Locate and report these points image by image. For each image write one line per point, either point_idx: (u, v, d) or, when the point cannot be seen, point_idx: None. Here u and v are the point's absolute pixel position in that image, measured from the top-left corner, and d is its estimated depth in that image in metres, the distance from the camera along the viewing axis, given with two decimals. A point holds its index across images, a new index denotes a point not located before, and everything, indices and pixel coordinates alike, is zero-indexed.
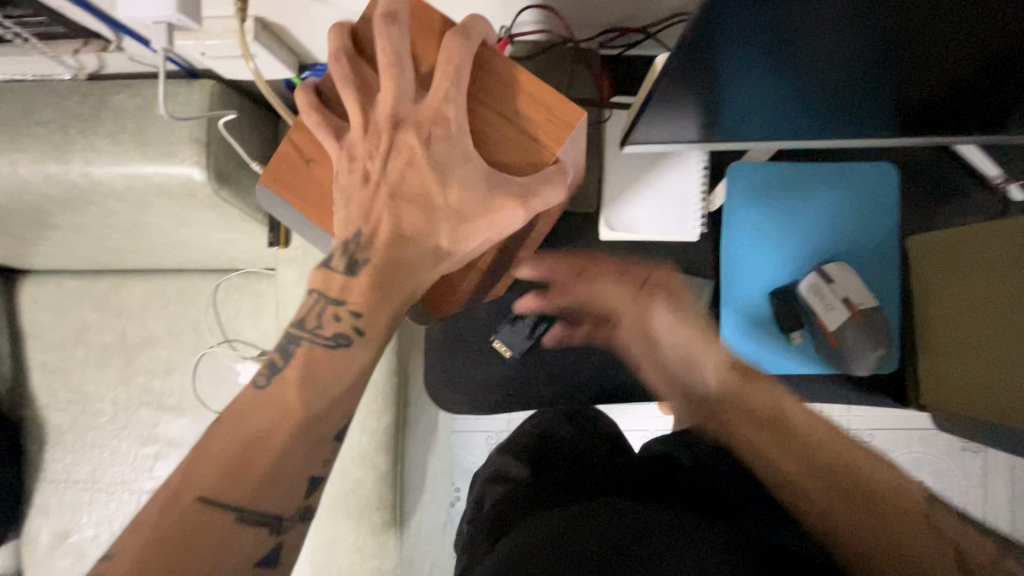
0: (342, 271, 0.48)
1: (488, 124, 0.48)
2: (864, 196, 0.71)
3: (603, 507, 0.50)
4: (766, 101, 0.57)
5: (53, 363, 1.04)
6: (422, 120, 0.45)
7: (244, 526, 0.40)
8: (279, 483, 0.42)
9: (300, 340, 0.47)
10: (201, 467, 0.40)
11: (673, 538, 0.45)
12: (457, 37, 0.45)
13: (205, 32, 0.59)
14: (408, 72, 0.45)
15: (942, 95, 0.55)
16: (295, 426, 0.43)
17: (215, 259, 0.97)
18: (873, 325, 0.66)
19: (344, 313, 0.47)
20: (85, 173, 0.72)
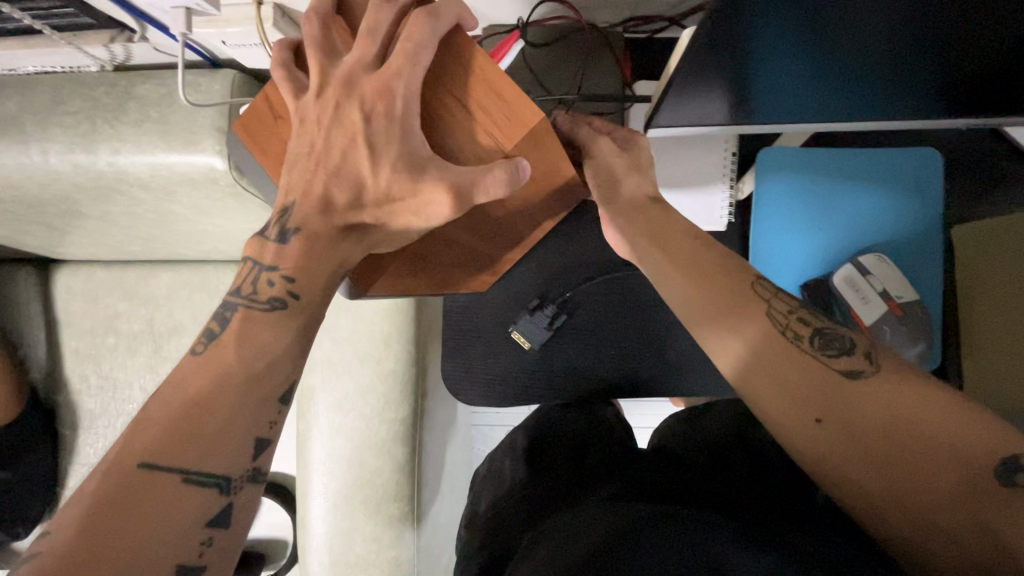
0: (275, 239, 0.45)
1: (445, 112, 0.43)
2: (904, 181, 0.67)
3: (605, 506, 0.44)
4: (797, 79, 0.54)
5: (85, 349, 1.07)
6: (367, 93, 0.40)
7: (194, 488, 0.36)
8: (229, 446, 0.38)
9: (236, 306, 0.45)
10: (145, 434, 0.37)
11: (684, 517, 0.40)
12: (425, 15, 0.38)
13: (225, 20, 0.59)
14: (377, 44, 0.41)
15: (982, 75, 0.52)
16: (241, 387, 0.40)
17: (238, 249, 0.98)
18: (914, 321, 0.63)
19: (278, 279, 0.45)
20: (112, 163, 0.73)
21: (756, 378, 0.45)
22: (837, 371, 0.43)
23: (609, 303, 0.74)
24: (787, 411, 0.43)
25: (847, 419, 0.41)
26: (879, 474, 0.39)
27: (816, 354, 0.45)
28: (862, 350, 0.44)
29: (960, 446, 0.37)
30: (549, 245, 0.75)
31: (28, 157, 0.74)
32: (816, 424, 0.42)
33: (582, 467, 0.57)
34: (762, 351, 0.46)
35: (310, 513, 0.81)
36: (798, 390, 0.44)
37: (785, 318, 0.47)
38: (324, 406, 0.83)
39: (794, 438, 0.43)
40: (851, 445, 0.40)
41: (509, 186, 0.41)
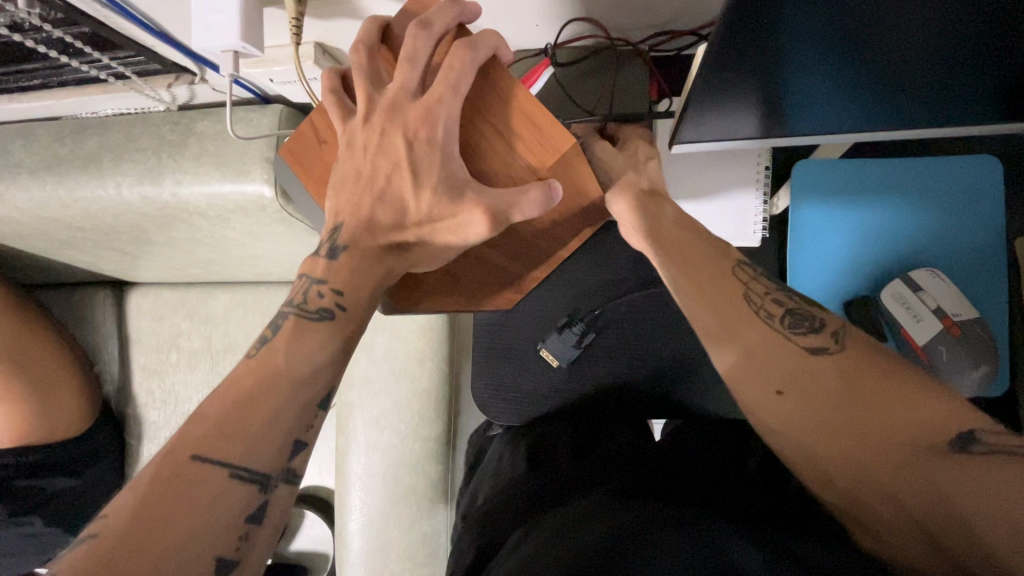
0: (325, 255, 0.48)
1: (482, 137, 0.44)
2: (957, 190, 0.63)
3: (608, 507, 0.45)
4: (835, 88, 0.53)
5: (152, 365, 1.15)
6: (410, 120, 0.43)
7: (238, 483, 0.37)
8: (269, 439, 0.39)
9: (288, 314, 0.46)
10: (193, 429, 0.38)
11: (688, 513, 0.42)
12: (466, 47, 0.40)
13: (273, 60, 0.64)
14: (418, 74, 0.43)
15: None
16: (285, 387, 0.41)
17: (285, 271, 1.04)
18: (976, 341, 0.57)
19: (326, 290, 0.46)
20: (175, 193, 0.80)
21: (740, 365, 0.45)
22: (803, 347, 0.44)
23: (642, 322, 0.73)
24: (750, 386, 0.44)
25: (811, 395, 0.42)
26: (836, 447, 0.40)
27: (785, 331, 0.45)
28: (829, 331, 0.45)
29: (917, 423, 0.38)
30: (580, 263, 0.75)
31: (105, 190, 0.82)
32: (776, 395, 0.43)
33: (582, 465, 0.59)
34: (736, 328, 0.46)
35: (348, 527, 0.83)
36: (762, 366, 0.44)
37: (759, 297, 0.48)
38: (362, 423, 0.85)
39: (760, 413, 0.44)
40: (810, 418, 0.41)
41: (542, 208, 0.43)
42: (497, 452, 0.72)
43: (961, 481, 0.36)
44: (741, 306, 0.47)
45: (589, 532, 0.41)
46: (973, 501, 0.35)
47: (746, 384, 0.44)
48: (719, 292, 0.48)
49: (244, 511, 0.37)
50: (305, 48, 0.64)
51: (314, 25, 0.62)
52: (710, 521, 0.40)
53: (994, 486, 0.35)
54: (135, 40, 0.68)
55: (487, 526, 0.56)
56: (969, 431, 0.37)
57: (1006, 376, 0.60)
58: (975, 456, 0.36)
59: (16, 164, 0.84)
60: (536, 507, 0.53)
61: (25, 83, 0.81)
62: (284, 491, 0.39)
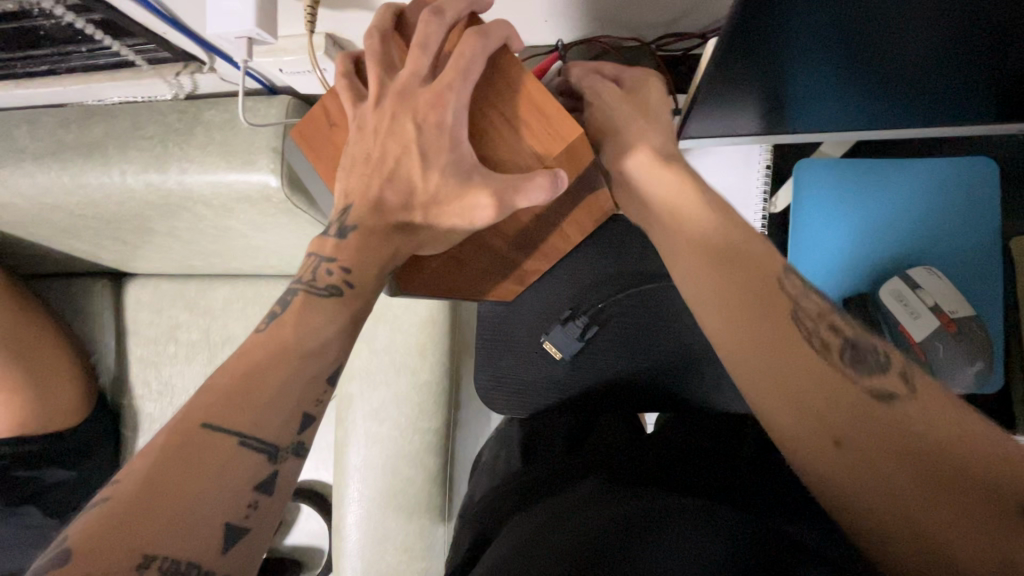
0: (334, 234, 0.48)
1: (490, 124, 0.45)
2: (951, 192, 0.64)
3: (610, 495, 0.46)
4: (833, 86, 0.54)
5: (149, 356, 1.15)
6: (421, 105, 0.43)
7: (246, 452, 0.37)
8: (276, 410, 0.39)
9: (297, 291, 0.46)
10: (202, 400, 0.38)
11: (701, 505, 0.42)
12: (477, 35, 0.42)
13: (282, 49, 0.64)
14: (429, 59, 0.44)
15: None
16: (291, 359, 0.41)
17: (287, 263, 1.04)
18: (972, 337, 0.58)
19: (335, 268, 0.47)
20: (180, 181, 0.80)
21: (769, 386, 0.40)
22: (867, 391, 0.38)
23: (640, 315, 0.74)
24: (802, 432, 0.38)
25: (869, 443, 0.36)
26: (894, 509, 0.34)
27: (843, 365, 0.40)
28: (899, 371, 0.39)
29: (995, 486, 0.32)
30: (582, 256, 0.75)
31: (109, 177, 0.82)
32: (833, 445, 0.37)
33: (576, 457, 0.60)
34: (788, 365, 0.40)
35: (345, 520, 0.83)
36: (815, 410, 0.38)
37: (812, 321, 0.43)
38: (361, 415, 0.85)
39: (806, 453, 0.38)
40: (879, 471, 0.35)
41: (549, 192, 0.43)
42: (493, 448, 0.72)
43: None
44: (790, 332, 0.42)
45: (596, 522, 0.41)
46: None
47: (796, 430, 0.38)
48: (767, 313, 0.43)
49: (253, 478, 0.37)
50: (316, 38, 0.64)
51: (326, 15, 0.62)
52: (731, 511, 0.41)
53: None
54: (146, 27, 0.68)
55: (487, 514, 0.57)
56: None
57: (1000, 373, 0.61)
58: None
59: (21, 150, 0.84)
60: (536, 496, 0.54)
61: (32, 69, 0.82)
62: (292, 463, 0.39)
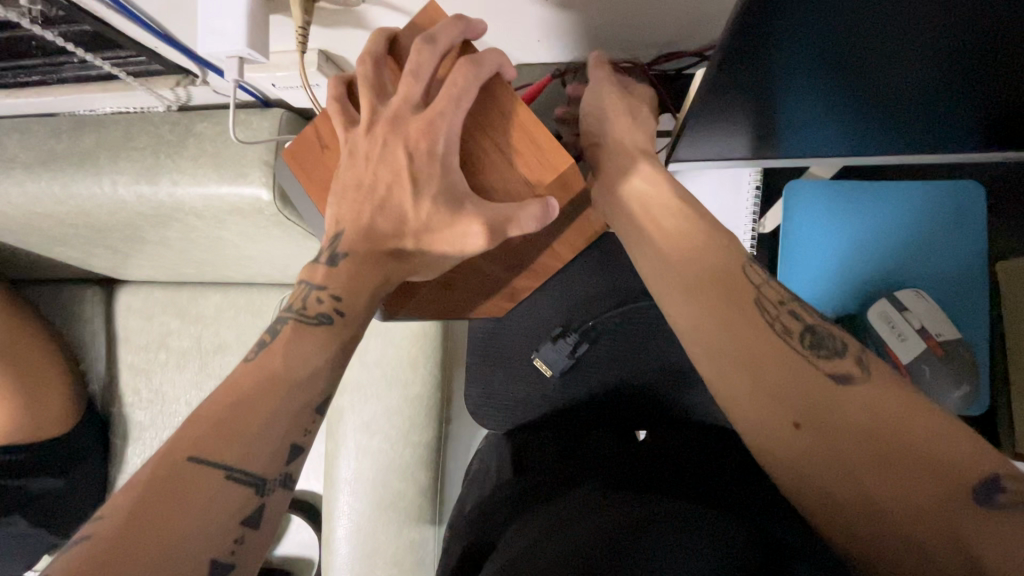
0: (326, 261, 0.48)
1: (482, 152, 0.45)
2: (938, 215, 0.65)
3: (596, 505, 0.46)
4: (823, 111, 0.54)
5: (140, 364, 1.14)
6: (412, 132, 0.44)
7: (233, 485, 0.36)
8: (265, 442, 0.39)
9: (288, 318, 0.46)
10: (191, 431, 0.38)
11: (686, 511, 0.43)
12: (470, 63, 0.42)
13: (275, 66, 0.64)
14: (421, 87, 0.44)
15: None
16: (281, 388, 0.41)
17: (279, 273, 1.04)
18: (958, 360, 0.59)
19: (326, 296, 0.47)
20: (171, 193, 0.80)
21: (737, 384, 0.43)
22: (825, 372, 0.42)
23: (629, 334, 0.74)
24: (765, 416, 0.41)
25: (828, 428, 0.39)
26: (849, 484, 0.37)
27: (806, 353, 0.43)
28: (854, 355, 0.42)
29: (938, 460, 0.35)
30: (574, 273, 0.76)
31: (99, 187, 0.81)
32: (794, 428, 0.40)
33: (565, 469, 0.60)
34: (755, 353, 0.43)
35: (334, 533, 0.83)
36: (780, 393, 0.42)
37: (775, 308, 0.45)
38: (352, 428, 0.85)
39: (769, 442, 0.41)
40: (829, 453, 0.38)
41: (541, 222, 0.43)
42: (482, 461, 0.72)
43: (989, 539, 0.32)
44: (754, 320, 0.45)
45: (582, 532, 0.41)
46: (996, 549, 0.32)
47: (762, 416, 0.41)
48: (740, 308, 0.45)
49: (240, 511, 0.36)
50: (308, 55, 0.65)
51: (318, 33, 0.62)
52: (717, 516, 0.42)
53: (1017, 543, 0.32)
54: (136, 41, 0.68)
55: (475, 528, 0.57)
56: (994, 479, 0.34)
57: (986, 396, 0.62)
58: (1001, 507, 0.33)
59: (10, 158, 0.83)
60: (525, 501, 0.55)
61: (22, 79, 0.81)
62: (280, 495, 0.39)
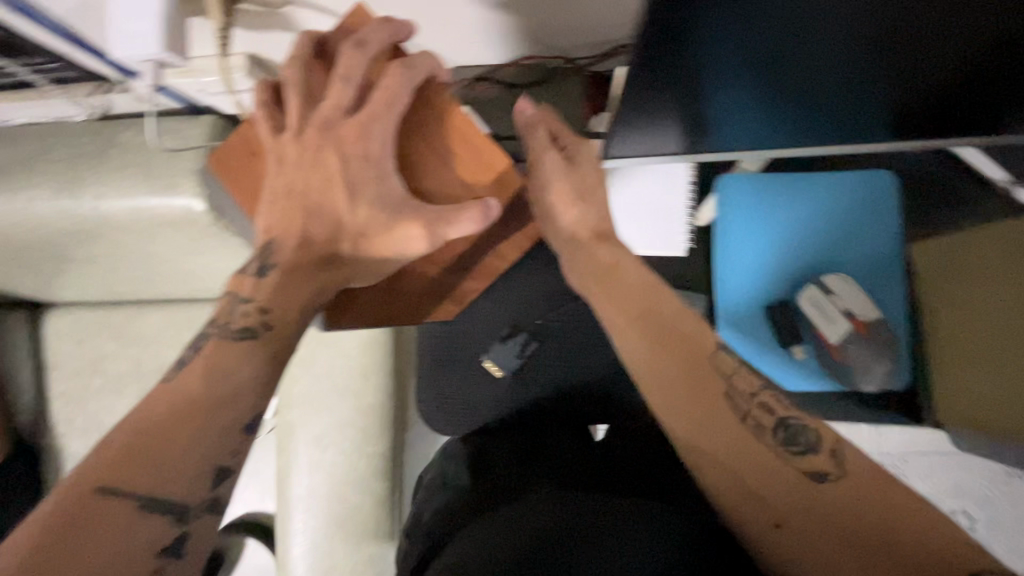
0: (252, 273, 0.46)
1: (419, 157, 0.46)
2: (858, 204, 0.69)
3: (555, 497, 0.51)
4: (749, 105, 0.57)
5: (72, 392, 1.07)
6: (345, 136, 0.44)
7: (149, 516, 0.35)
8: (183, 467, 0.37)
9: (210, 335, 0.44)
10: (98, 459, 0.35)
11: (630, 502, 0.50)
12: (402, 67, 0.44)
13: (197, 70, 0.62)
14: (352, 90, 0.44)
15: (928, 91, 0.53)
16: (198, 410, 0.39)
17: (222, 288, 1.00)
18: (880, 340, 0.63)
19: (253, 309, 0.44)
20: (94, 207, 0.75)
21: (712, 475, 0.46)
22: (801, 471, 0.44)
23: (579, 332, 0.75)
24: (750, 514, 0.43)
25: (803, 528, 0.42)
26: (827, 572, 0.40)
27: (779, 449, 0.46)
28: (827, 449, 0.45)
29: (898, 535, 0.40)
30: (522, 273, 0.76)
31: (13, 204, 0.76)
32: (776, 528, 0.42)
33: (521, 472, 0.60)
34: (737, 461, 0.46)
35: (290, 553, 0.80)
36: (765, 497, 0.44)
37: (745, 402, 0.48)
38: (303, 443, 0.82)
39: (754, 537, 0.43)
40: (815, 552, 0.41)
41: (481, 224, 0.43)
42: (439, 470, 0.70)
43: None
44: (728, 413, 0.48)
45: (549, 521, 0.46)
46: None
47: (745, 511, 0.44)
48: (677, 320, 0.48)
49: (160, 539, 0.35)
50: (233, 60, 0.61)
51: (243, 35, 0.60)
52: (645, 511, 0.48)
53: None
54: (47, 47, 0.64)
55: (434, 535, 0.56)
56: (950, 563, 0.39)
57: (908, 371, 0.65)
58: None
59: None
60: (482, 507, 0.55)
61: None
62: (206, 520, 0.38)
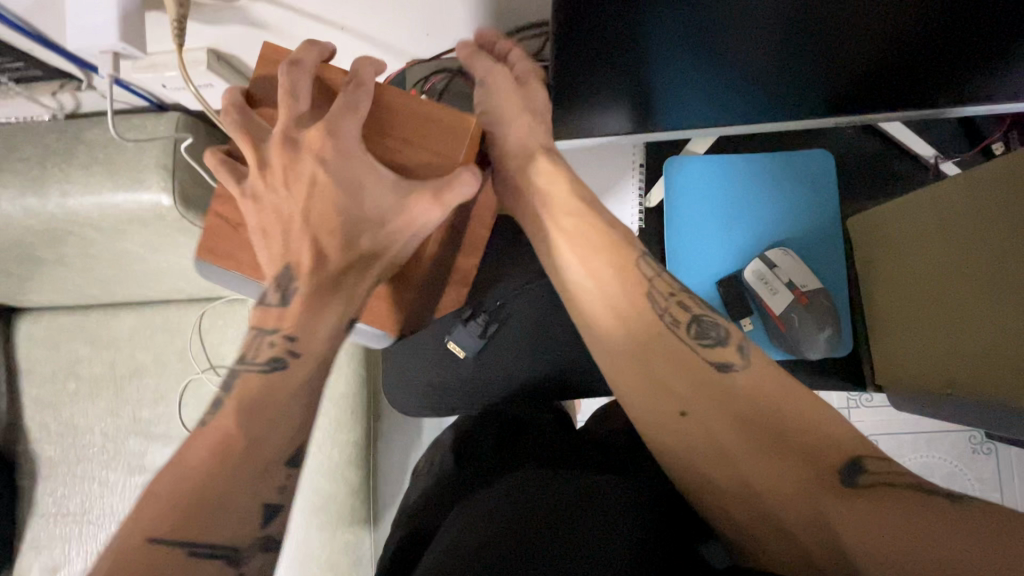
0: (275, 302, 0.44)
1: (390, 149, 0.47)
2: (799, 183, 0.72)
3: (523, 484, 0.48)
4: (683, 49, 0.61)
5: (47, 396, 1.07)
6: (310, 142, 0.43)
7: (199, 561, 0.34)
8: (229, 509, 0.36)
9: (239, 372, 0.43)
10: (147, 510, 0.35)
11: (601, 489, 0.46)
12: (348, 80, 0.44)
13: (159, 64, 0.64)
14: (302, 104, 0.45)
15: (848, 20, 0.58)
16: (237, 452, 0.38)
17: (195, 286, 1.01)
18: (819, 307, 0.66)
19: (279, 339, 0.43)
20: (62, 204, 0.76)
21: (631, 372, 0.47)
22: (709, 364, 0.46)
23: (545, 312, 0.76)
24: (657, 403, 0.46)
25: (710, 417, 0.44)
26: (730, 471, 0.42)
27: (692, 342, 0.47)
28: (735, 342, 0.47)
29: (809, 447, 0.41)
30: (485, 260, 0.78)
31: None
32: (681, 416, 0.45)
33: (495, 455, 0.62)
34: (653, 361, 0.47)
35: None
36: (670, 385, 0.46)
37: (665, 301, 0.49)
38: None
39: (662, 434, 0.46)
40: (715, 438, 0.43)
41: (476, 184, 0.44)
42: (430, 458, 0.69)
43: (850, 518, 0.36)
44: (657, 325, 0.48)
45: (517, 522, 0.42)
46: (858, 535, 0.35)
47: (653, 412, 0.46)
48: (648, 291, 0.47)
49: None
50: (194, 53, 0.65)
51: (202, 29, 0.62)
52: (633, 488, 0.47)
53: (881, 524, 0.35)
54: (11, 45, 0.66)
55: (415, 518, 0.57)
56: (857, 463, 0.39)
57: (847, 339, 0.70)
58: (860, 489, 0.38)
59: None
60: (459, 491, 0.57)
61: None
62: (258, 562, 0.38)
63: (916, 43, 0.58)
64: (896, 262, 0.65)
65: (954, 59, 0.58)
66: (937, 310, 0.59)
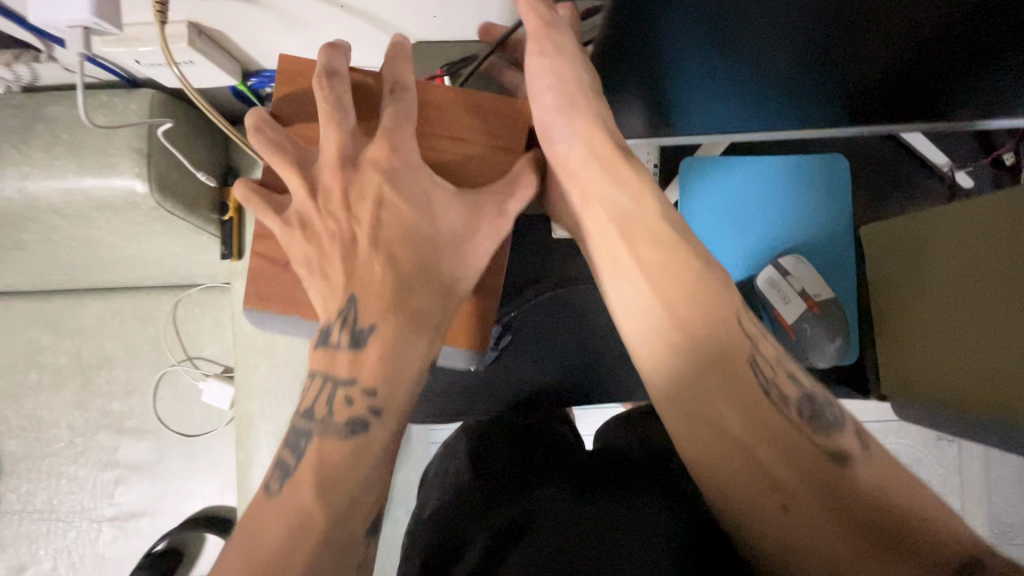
0: (345, 346, 0.40)
1: (438, 153, 0.48)
2: (813, 187, 0.71)
3: (561, 506, 0.50)
4: (709, 85, 0.57)
5: (6, 387, 1.00)
6: (373, 153, 0.43)
7: None
8: None
9: (311, 434, 0.39)
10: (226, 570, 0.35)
11: (633, 509, 0.49)
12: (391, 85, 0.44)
13: (133, 39, 0.57)
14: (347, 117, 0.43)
15: (879, 72, 0.55)
16: (316, 529, 0.35)
17: (170, 273, 0.94)
18: (833, 318, 0.65)
19: (358, 394, 0.39)
20: (19, 188, 0.68)
21: (709, 438, 0.41)
22: (823, 454, 0.38)
23: (555, 314, 0.75)
24: (754, 492, 0.39)
25: (805, 500, 0.37)
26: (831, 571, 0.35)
27: (803, 427, 0.39)
28: (852, 429, 0.40)
29: (916, 536, 0.34)
30: None
31: None
32: (782, 510, 0.37)
33: (522, 484, 0.56)
34: (735, 424, 0.40)
35: None
36: (765, 466, 0.39)
37: (771, 376, 0.41)
38: (264, 435, 0.80)
39: (756, 523, 0.38)
40: (821, 535, 0.36)
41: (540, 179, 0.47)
42: (439, 467, 0.65)
43: None
44: (743, 381, 0.41)
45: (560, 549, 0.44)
46: None
47: (744, 492, 0.39)
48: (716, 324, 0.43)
49: None
50: (175, 28, 0.58)
51: (183, 1, 0.56)
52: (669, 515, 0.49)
53: None
54: None
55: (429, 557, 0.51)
56: (976, 562, 0.33)
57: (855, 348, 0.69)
58: None
59: None
60: (482, 525, 0.51)
61: None
62: None
63: (942, 82, 0.56)
64: (906, 271, 0.67)
65: (977, 92, 0.57)
66: (937, 319, 0.62)
